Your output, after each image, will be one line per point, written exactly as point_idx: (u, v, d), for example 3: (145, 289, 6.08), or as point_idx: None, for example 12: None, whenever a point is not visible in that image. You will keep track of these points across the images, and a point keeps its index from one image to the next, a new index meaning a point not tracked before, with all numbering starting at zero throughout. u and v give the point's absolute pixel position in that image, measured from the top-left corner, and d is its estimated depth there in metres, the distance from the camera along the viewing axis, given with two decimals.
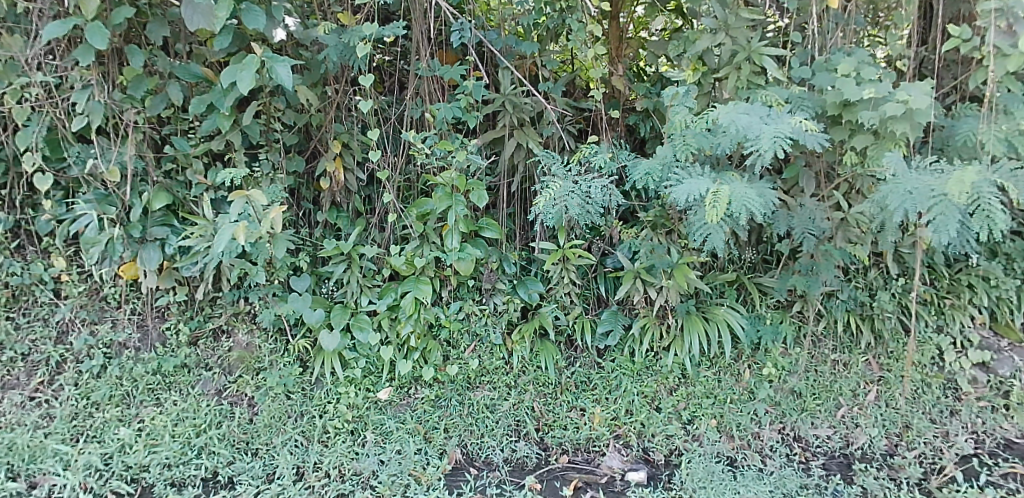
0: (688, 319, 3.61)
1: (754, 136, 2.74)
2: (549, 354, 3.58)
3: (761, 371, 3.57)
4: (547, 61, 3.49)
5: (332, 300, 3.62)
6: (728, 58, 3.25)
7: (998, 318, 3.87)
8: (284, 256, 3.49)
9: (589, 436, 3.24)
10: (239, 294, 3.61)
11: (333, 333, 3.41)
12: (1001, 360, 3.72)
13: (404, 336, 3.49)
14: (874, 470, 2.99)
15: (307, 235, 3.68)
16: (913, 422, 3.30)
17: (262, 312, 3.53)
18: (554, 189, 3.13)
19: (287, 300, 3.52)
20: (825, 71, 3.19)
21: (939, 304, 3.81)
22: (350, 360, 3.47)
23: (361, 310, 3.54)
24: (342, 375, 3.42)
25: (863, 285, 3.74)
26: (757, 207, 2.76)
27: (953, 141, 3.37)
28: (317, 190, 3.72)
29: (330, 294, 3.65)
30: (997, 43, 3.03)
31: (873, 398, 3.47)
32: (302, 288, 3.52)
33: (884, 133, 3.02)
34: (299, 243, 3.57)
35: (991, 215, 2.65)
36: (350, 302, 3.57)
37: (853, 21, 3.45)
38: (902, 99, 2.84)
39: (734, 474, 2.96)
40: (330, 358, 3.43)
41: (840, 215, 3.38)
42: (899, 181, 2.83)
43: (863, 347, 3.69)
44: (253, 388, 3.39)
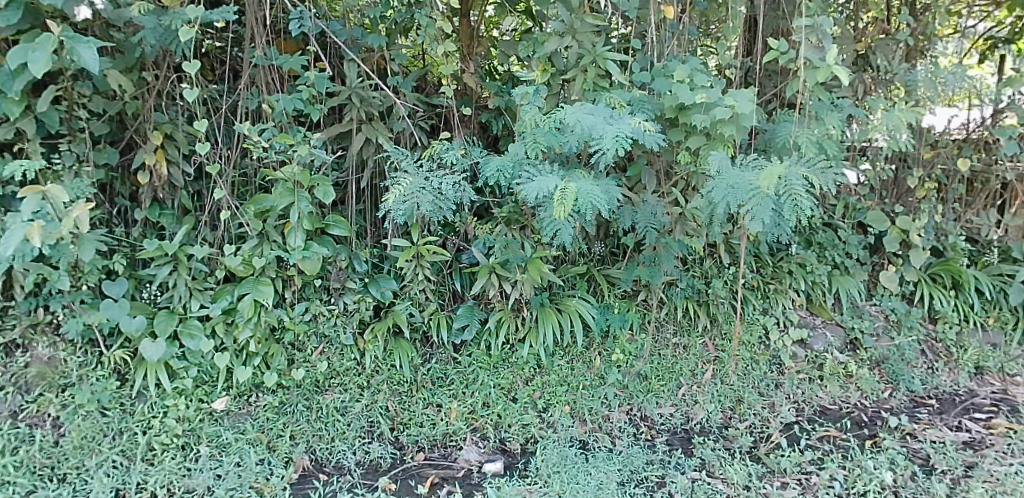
0: (542, 311, 3.72)
1: (598, 135, 2.86)
2: (403, 352, 3.52)
3: (610, 356, 3.74)
4: (396, 55, 3.44)
5: (157, 305, 3.36)
6: (575, 61, 3.34)
7: (814, 299, 4.34)
8: (94, 259, 3.17)
9: (446, 432, 3.25)
10: (37, 302, 3.16)
11: (157, 342, 3.16)
12: (816, 336, 4.16)
13: (242, 342, 3.29)
14: (711, 442, 3.21)
15: (122, 234, 3.37)
16: (744, 396, 3.61)
17: (67, 323, 3.14)
18: (404, 185, 3.09)
19: (98, 307, 3.19)
20: (663, 77, 3.40)
21: (765, 288, 4.21)
22: (179, 370, 3.23)
23: (190, 315, 3.30)
24: (169, 387, 3.17)
25: (699, 273, 4.04)
26: (600, 203, 2.87)
27: (773, 144, 3.67)
28: (135, 185, 3.43)
29: (152, 299, 3.37)
30: (808, 56, 3.40)
31: (708, 376, 3.75)
32: (117, 294, 3.22)
33: (714, 134, 3.26)
34: (111, 243, 3.27)
35: (797, 201, 2.93)
36: (178, 307, 3.32)
37: (687, 31, 3.70)
38: (730, 104, 3.11)
39: (586, 457, 3.06)
40: (154, 368, 3.16)
41: (678, 210, 3.66)
42: (723, 177, 3.09)
43: (700, 330, 3.97)
44: (58, 407, 3.03)
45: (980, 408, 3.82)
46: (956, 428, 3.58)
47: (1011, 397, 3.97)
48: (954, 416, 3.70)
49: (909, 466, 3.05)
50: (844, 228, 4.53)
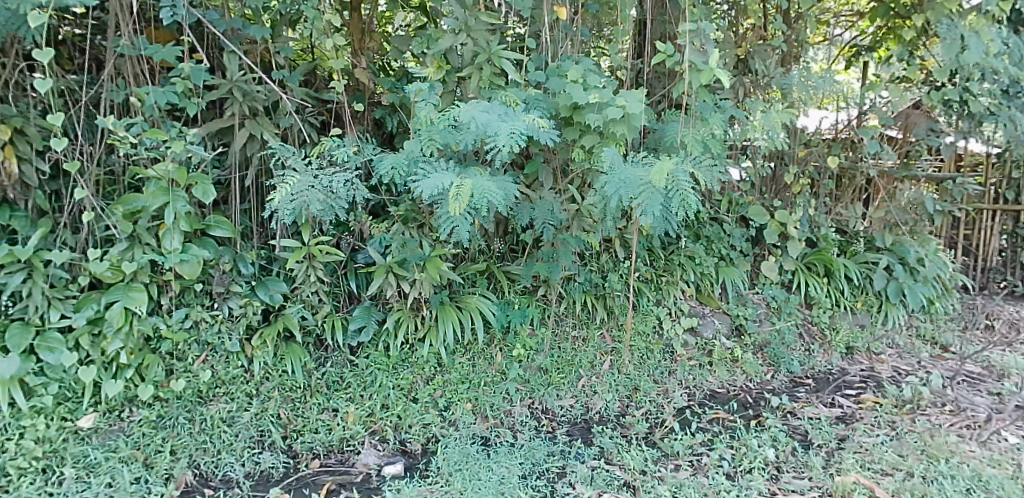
0: (442, 309, 3.68)
1: (493, 132, 2.87)
2: (295, 357, 3.42)
3: (511, 352, 3.78)
4: (282, 48, 3.31)
5: (8, 317, 3.05)
6: (470, 58, 3.33)
7: (703, 289, 4.57)
8: None
9: (342, 437, 3.15)
10: None
11: (8, 358, 2.90)
12: (705, 324, 4.38)
13: (111, 353, 3.08)
14: (609, 430, 3.30)
15: None
16: (640, 384, 3.74)
17: None
18: (292, 184, 2.96)
19: None
20: (557, 76, 3.44)
21: (657, 280, 4.38)
22: (36, 387, 2.97)
23: (49, 327, 3.05)
24: (25, 406, 2.91)
25: (596, 268, 4.15)
26: (497, 199, 2.88)
27: (663, 143, 3.80)
28: None
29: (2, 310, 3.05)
30: (693, 59, 3.58)
31: (607, 366, 3.85)
32: None
33: (607, 134, 3.36)
34: None
35: (684, 196, 3.07)
36: (34, 319, 3.04)
37: (579, 32, 3.79)
38: (621, 104, 3.19)
39: (488, 453, 3.07)
40: (6, 386, 2.88)
41: (575, 207, 3.73)
42: (615, 173, 3.19)
43: (598, 322, 4.08)
44: None
45: (850, 385, 4.16)
46: (830, 404, 3.88)
47: (876, 373, 4.34)
48: (828, 393, 4.00)
49: (790, 442, 3.30)
50: (728, 222, 4.79)
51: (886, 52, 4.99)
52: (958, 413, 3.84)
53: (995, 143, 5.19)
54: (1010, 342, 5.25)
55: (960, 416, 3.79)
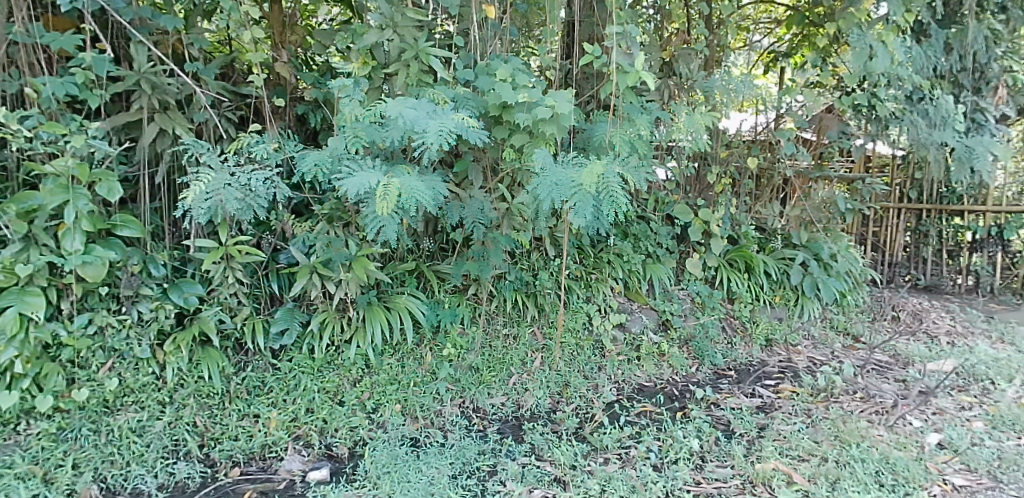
0: (369, 310, 3.62)
1: (421, 129, 2.83)
2: (212, 361, 3.29)
3: (442, 352, 3.75)
4: (196, 39, 3.20)
5: None
6: (397, 54, 3.27)
7: (631, 286, 4.67)
8: None
9: (264, 443, 3.03)
10: None
11: None
12: (633, 319, 4.47)
13: (4, 363, 2.87)
14: (540, 427, 3.32)
15: None
16: (570, 380, 3.77)
17: None
18: (206, 181, 2.85)
19: None
20: (486, 75, 3.41)
21: (587, 278, 4.44)
22: None
23: None
24: None
25: (527, 266, 4.18)
26: (424, 197, 2.84)
27: (591, 143, 3.84)
28: None
29: None
30: (620, 62, 3.65)
31: (538, 363, 3.87)
32: None
33: (536, 133, 3.36)
34: None
35: (615, 198, 3.12)
36: None
37: (508, 31, 3.79)
38: (550, 104, 3.20)
39: (417, 454, 3.02)
40: None
41: (505, 205, 3.74)
42: (547, 174, 3.22)
43: (529, 320, 4.10)
44: None
45: (769, 375, 4.34)
46: (751, 394, 4.03)
47: (793, 363, 4.54)
48: (749, 384, 4.16)
49: (713, 433, 3.43)
50: (654, 220, 4.90)
51: (801, 58, 5.22)
52: (867, 399, 4.08)
53: (900, 146, 5.51)
54: (914, 332, 5.61)
55: (869, 402, 4.03)
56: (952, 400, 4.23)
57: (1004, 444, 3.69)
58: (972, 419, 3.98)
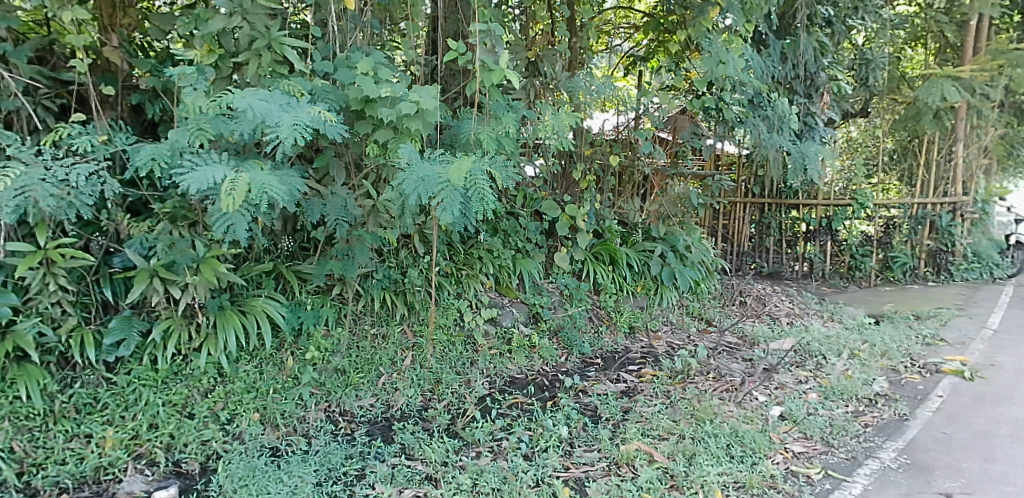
0: (222, 315, 3.41)
1: (273, 123, 2.68)
2: (31, 379, 2.95)
3: (305, 355, 3.60)
4: (4, 19, 2.85)
5: None
6: (247, 44, 3.08)
7: (501, 281, 4.71)
8: None
9: (98, 465, 2.78)
10: None
11: None
12: (504, 313, 4.52)
13: None
14: (410, 426, 3.27)
15: None
16: (442, 377, 3.75)
17: None
18: (14, 176, 2.58)
19: None
20: (346, 68, 3.29)
21: (458, 274, 4.41)
22: None
23: None
24: None
25: (395, 264, 4.11)
26: (279, 193, 2.69)
27: (458, 139, 3.76)
28: None
29: None
30: (484, 59, 3.65)
31: (408, 362, 3.82)
32: None
33: (401, 128, 3.27)
34: None
35: (483, 195, 3.15)
36: None
37: (369, 23, 3.66)
38: (415, 100, 3.13)
39: (278, 463, 2.88)
40: None
41: (370, 202, 3.63)
42: (414, 169, 3.17)
43: (398, 319, 4.04)
44: None
45: (633, 361, 4.57)
46: (616, 380, 4.24)
47: (654, 348, 4.82)
48: (614, 370, 4.36)
49: (581, 419, 3.57)
50: (523, 216, 4.97)
51: (657, 62, 5.46)
52: (719, 378, 4.41)
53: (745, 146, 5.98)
54: (758, 314, 6.13)
55: (721, 381, 4.36)
56: (791, 375, 4.68)
57: (834, 411, 4.12)
58: (807, 391, 4.42)
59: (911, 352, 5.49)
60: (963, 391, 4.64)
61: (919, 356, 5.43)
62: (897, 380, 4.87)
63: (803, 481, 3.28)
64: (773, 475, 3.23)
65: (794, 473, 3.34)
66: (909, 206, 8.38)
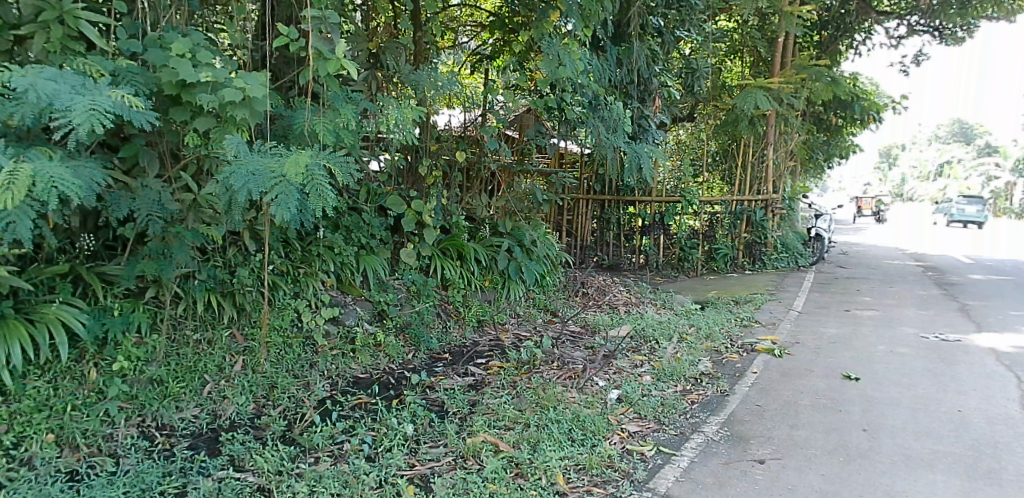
0: (3, 326, 2.98)
1: (64, 106, 2.39)
2: None
3: (111, 367, 3.25)
4: None
5: None
6: (32, 16, 2.71)
7: (343, 279, 4.53)
8: None
9: None
10: None
11: None
12: (347, 312, 4.38)
13: None
14: (240, 436, 3.07)
15: None
16: (277, 381, 3.60)
17: None
18: None
19: None
20: (158, 48, 2.99)
21: (294, 273, 4.18)
22: None
23: None
24: None
25: (221, 263, 3.83)
26: (70, 186, 2.42)
27: (292, 130, 3.54)
28: None
29: None
30: (319, 47, 3.47)
31: (238, 368, 3.63)
32: None
33: (225, 117, 3.02)
34: None
35: (321, 192, 3.01)
36: None
37: (186, 2, 3.36)
38: (240, 86, 2.89)
39: (80, 488, 2.58)
40: None
41: (189, 196, 3.36)
42: (241, 163, 2.93)
43: (225, 322, 3.80)
44: None
45: (480, 354, 4.62)
46: (464, 373, 4.26)
47: (501, 341, 4.90)
48: (462, 364, 4.39)
49: (427, 415, 3.55)
50: (367, 211, 4.79)
51: (503, 61, 5.43)
52: (562, 366, 4.59)
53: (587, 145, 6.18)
54: (599, 304, 6.45)
55: (564, 369, 4.54)
56: (628, 360, 4.97)
57: (666, 391, 4.43)
58: (642, 374, 4.71)
59: (731, 334, 6.05)
60: (774, 367, 5.18)
61: (738, 337, 5.98)
62: (719, 359, 5.33)
63: (637, 459, 3.47)
64: (610, 455, 3.40)
65: (630, 451, 3.54)
66: (729, 203, 9.34)
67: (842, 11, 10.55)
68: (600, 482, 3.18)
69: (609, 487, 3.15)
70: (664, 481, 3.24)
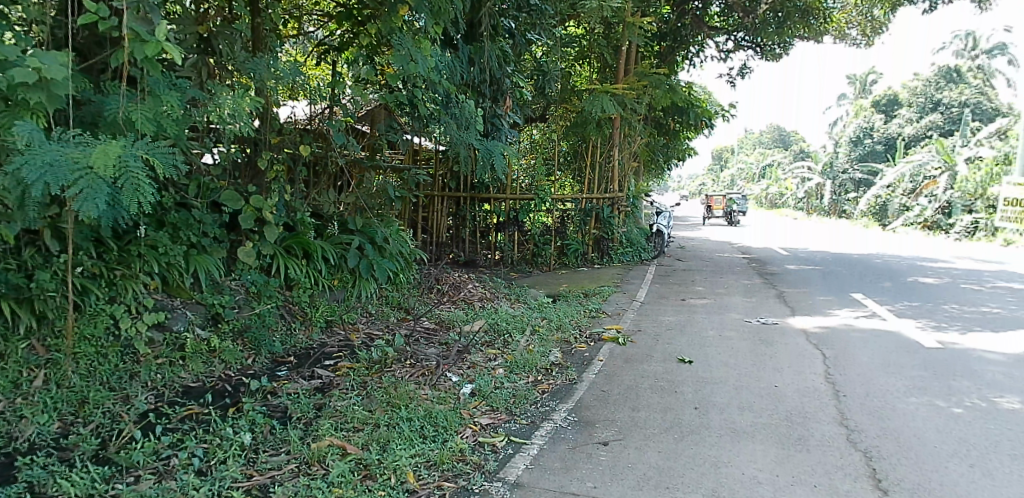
0: None
1: None
2: None
3: None
4: None
5: None
6: None
7: (170, 281, 4.18)
8: None
9: None
10: None
11: None
12: (174, 317, 4.07)
13: None
14: (40, 459, 2.75)
15: None
16: (89, 396, 3.28)
17: None
18: None
19: None
20: None
21: (110, 275, 3.79)
22: None
23: None
24: None
25: (16, 266, 3.41)
26: None
27: (103, 118, 3.21)
28: None
29: None
30: (134, 27, 3.14)
31: (40, 384, 3.30)
32: None
33: (14, 100, 2.69)
34: None
35: (137, 185, 2.77)
36: None
37: None
38: (33, 66, 2.59)
39: None
40: None
41: None
42: (35, 153, 2.62)
43: (22, 334, 3.42)
44: None
45: (329, 355, 4.46)
46: (310, 376, 4.09)
47: (351, 341, 4.76)
48: (308, 367, 4.21)
49: (268, 422, 3.36)
50: (197, 207, 4.44)
51: (351, 54, 5.24)
52: (415, 364, 4.54)
53: (441, 142, 6.12)
54: (454, 300, 6.48)
55: (416, 367, 4.49)
56: (481, 354, 5.02)
57: (517, 383, 4.52)
58: (495, 368, 4.77)
59: (579, 324, 6.32)
60: (618, 355, 5.45)
61: (586, 328, 6.26)
62: (569, 350, 5.53)
63: (488, 451, 3.51)
64: (461, 449, 3.41)
65: (481, 444, 3.57)
66: (579, 201, 9.75)
67: (678, 25, 11.33)
68: (451, 476, 3.17)
69: (460, 480, 3.15)
70: (513, 470, 3.30)
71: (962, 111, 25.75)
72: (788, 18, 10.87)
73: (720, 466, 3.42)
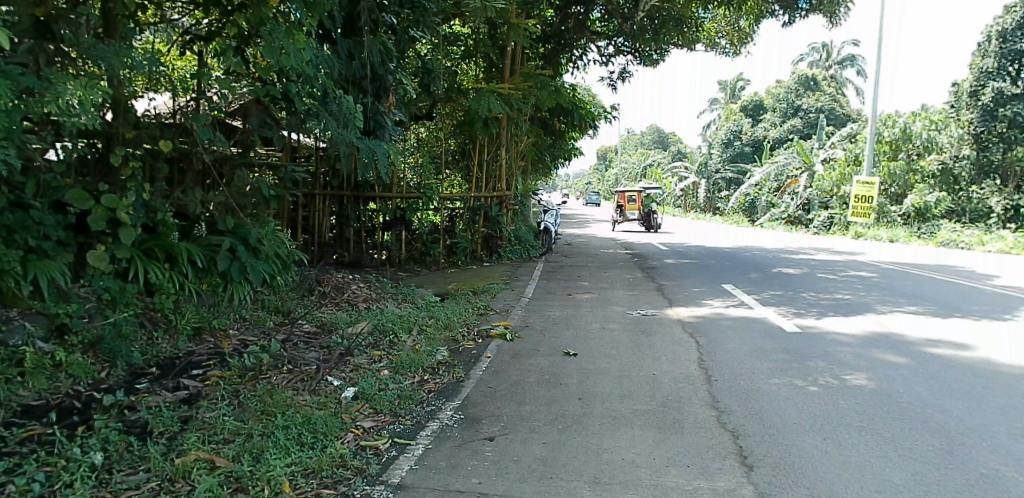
0: None
1: None
2: None
3: None
4: None
5: None
6: None
7: (4, 290, 3.73)
8: None
9: None
10: None
11: None
12: (11, 331, 3.68)
13: None
14: None
15: None
16: None
17: None
18: None
19: None
20: None
21: None
22: None
23: None
24: None
25: None
26: None
27: None
28: None
29: None
30: None
31: None
32: None
33: None
34: None
35: None
36: None
37: None
38: None
39: None
40: None
41: None
42: None
43: None
44: None
45: (196, 364, 4.19)
46: (174, 388, 3.82)
47: (222, 348, 4.51)
48: (172, 378, 3.93)
49: (124, 439, 3.10)
50: (37, 207, 3.99)
51: (218, 44, 4.80)
52: (293, 370, 4.36)
53: (321, 138, 5.90)
54: (336, 302, 6.28)
55: (294, 372, 4.32)
56: (365, 356, 4.90)
57: (403, 384, 4.44)
58: (380, 370, 4.66)
59: (468, 322, 6.32)
60: (505, 351, 5.49)
61: (474, 325, 6.26)
62: (456, 348, 5.50)
63: (370, 454, 3.42)
64: (342, 455, 3.29)
65: (363, 448, 3.47)
66: (467, 199, 9.74)
67: (562, 28, 11.61)
68: (330, 483, 3.06)
69: (340, 487, 3.04)
70: (397, 472, 3.23)
71: (818, 115, 28.11)
72: (663, 26, 11.39)
73: (601, 452, 3.52)
